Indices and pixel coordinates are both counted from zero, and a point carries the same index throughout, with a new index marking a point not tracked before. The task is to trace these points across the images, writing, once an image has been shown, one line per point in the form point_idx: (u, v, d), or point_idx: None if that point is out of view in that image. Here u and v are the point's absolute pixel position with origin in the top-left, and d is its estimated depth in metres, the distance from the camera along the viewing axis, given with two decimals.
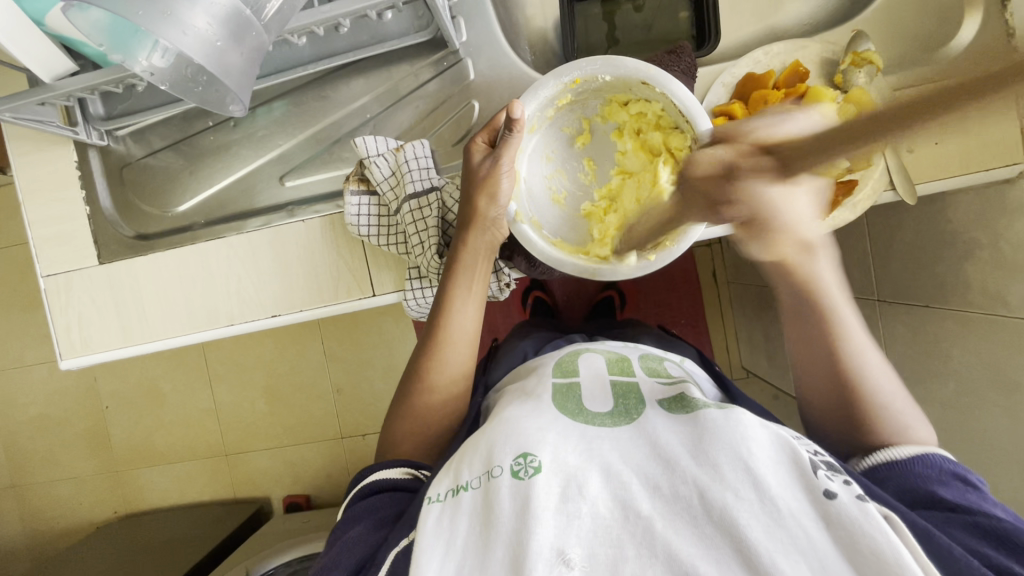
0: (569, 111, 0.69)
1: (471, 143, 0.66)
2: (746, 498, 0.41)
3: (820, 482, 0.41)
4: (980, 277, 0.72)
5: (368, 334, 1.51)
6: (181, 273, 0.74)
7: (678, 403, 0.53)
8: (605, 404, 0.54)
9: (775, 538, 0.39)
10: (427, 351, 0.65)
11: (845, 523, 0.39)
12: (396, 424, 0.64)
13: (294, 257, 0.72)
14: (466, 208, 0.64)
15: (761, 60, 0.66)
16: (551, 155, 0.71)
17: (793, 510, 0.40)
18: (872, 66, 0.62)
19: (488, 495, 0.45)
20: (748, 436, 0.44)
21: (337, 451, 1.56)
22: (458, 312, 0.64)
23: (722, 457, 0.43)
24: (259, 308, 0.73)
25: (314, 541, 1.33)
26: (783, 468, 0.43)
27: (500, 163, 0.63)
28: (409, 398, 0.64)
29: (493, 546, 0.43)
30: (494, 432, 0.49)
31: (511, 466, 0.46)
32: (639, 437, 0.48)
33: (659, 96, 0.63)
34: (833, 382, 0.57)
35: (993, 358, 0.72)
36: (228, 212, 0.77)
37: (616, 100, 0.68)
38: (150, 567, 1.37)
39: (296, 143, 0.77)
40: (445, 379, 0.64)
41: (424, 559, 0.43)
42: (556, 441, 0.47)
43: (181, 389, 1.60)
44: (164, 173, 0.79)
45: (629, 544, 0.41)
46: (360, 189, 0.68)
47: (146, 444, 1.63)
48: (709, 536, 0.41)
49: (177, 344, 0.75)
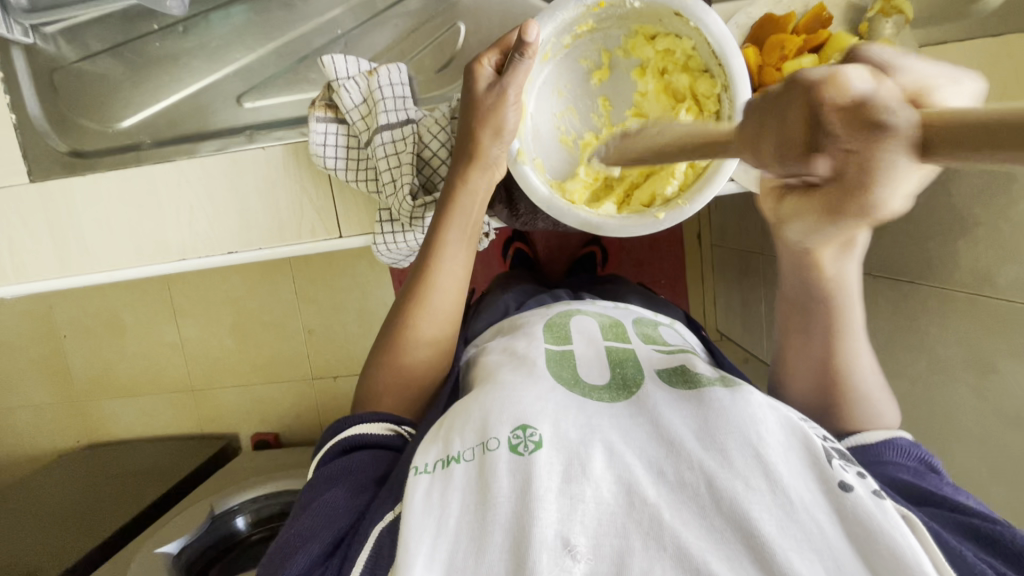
0: (591, 40, 0.62)
1: (475, 62, 0.58)
2: (758, 488, 0.42)
3: (835, 473, 0.43)
4: (971, 256, 0.70)
5: (340, 276, 1.45)
6: (125, 197, 0.66)
7: (680, 377, 0.55)
8: (601, 376, 0.56)
9: (789, 533, 0.40)
10: (413, 299, 0.60)
11: (860, 519, 0.40)
12: (377, 373, 0.60)
13: (252, 189, 0.65)
14: (465, 142, 0.58)
15: (781, 0, 0.59)
16: (563, 89, 0.64)
17: (805, 503, 0.42)
18: (901, 16, 0.56)
19: (483, 468, 0.46)
20: (755, 419, 0.46)
21: (307, 392, 1.53)
22: (451, 260, 0.59)
23: (730, 442, 0.45)
24: (215, 242, 0.66)
25: (280, 480, 1.32)
26: (795, 457, 0.44)
27: (506, 91, 0.56)
28: (392, 347, 0.60)
29: (491, 532, 0.43)
30: (488, 399, 0.51)
31: (510, 439, 0.47)
32: (638, 413, 0.50)
33: (693, 30, 0.57)
34: (821, 369, 0.56)
35: (971, 338, 0.71)
36: (179, 132, 0.69)
37: (644, 32, 0.61)
38: (112, 498, 1.36)
39: (257, 58, 0.69)
40: (432, 331, 0.60)
41: (415, 538, 0.43)
42: (555, 414, 0.49)
43: (142, 322, 1.53)
44: (105, 82, 0.70)
45: (635, 535, 0.42)
46: (327, 116, 0.61)
47: (107, 377, 1.57)
48: (719, 526, 0.42)
49: (123, 277, 0.69)
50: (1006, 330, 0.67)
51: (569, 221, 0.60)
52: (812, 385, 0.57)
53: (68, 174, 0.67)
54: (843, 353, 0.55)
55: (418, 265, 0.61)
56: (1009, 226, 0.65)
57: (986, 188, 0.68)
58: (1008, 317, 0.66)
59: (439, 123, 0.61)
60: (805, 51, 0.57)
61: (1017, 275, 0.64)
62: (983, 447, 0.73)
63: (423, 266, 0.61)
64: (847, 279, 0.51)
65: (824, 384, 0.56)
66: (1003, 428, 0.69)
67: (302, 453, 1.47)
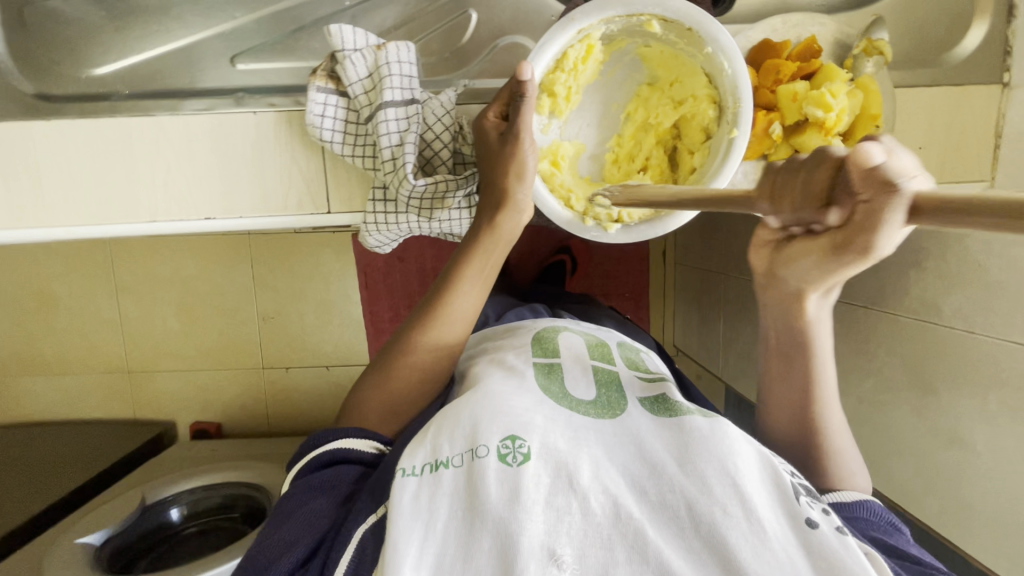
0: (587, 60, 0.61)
1: (481, 117, 0.59)
2: (734, 515, 0.44)
3: (802, 510, 0.45)
4: (920, 285, 0.76)
5: (304, 262, 1.40)
6: (91, 149, 0.62)
7: (662, 407, 0.55)
8: (588, 392, 0.57)
9: (762, 560, 0.42)
10: (423, 327, 0.61)
11: (826, 552, 0.42)
12: (369, 394, 0.60)
13: (239, 155, 0.62)
14: (494, 186, 0.59)
15: (778, 28, 0.63)
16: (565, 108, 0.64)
17: (778, 534, 0.43)
18: (882, 56, 0.61)
19: (472, 474, 0.46)
20: (734, 450, 0.47)
21: (256, 380, 1.46)
22: (466, 296, 0.62)
23: (709, 469, 0.46)
24: (191, 207, 0.63)
25: (223, 470, 1.25)
26: (768, 490, 0.46)
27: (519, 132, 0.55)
28: (394, 364, 0.60)
29: (480, 534, 0.43)
30: (478, 405, 0.50)
31: (499, 449, 0.46)
32: (621, 433, 0.52)
33: (683, 33, 0.57)
34: (800, 417, 0.59)
35: (914, 360, 0.77)
36: (159, 87, 0.65)
37: (631, 43, 0.61)
38: (27, 482, 1.24)
39: (254, 21, 0.66)
40: (434, 356, 0.61)
41: (404, 537, 0.43)
42: (543, 425, 0.49)
43: (78, 294, 1.41)
44: (81, 25, 0.66)
45: (619, 547, 0.43)
46: (328, 87, 0.59)
47: (31, 350, 1.44)
48: (695, 549, 0.44)
49: (82, 235, 0.64)
50: (947, 355, 0.72)
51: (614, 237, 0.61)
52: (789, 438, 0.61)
53: (29, 116, 0.61)
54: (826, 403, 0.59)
55: (431, 294, 0.62)
56: (956, 259, 0.71)
57: (939, 223, 0.73)
58: (950, 343, 0.72)
59: (444, 106, 0.61)
60: (798, 78, 0.61)
61: (960, 305, 0.70)
62: (917, 463, 0.79)
63: (435, 296, 0.62)
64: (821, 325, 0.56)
65: (802, 431, 0.60)
66: (938, 445, 0.75)
67: (247, 445, 1.40)
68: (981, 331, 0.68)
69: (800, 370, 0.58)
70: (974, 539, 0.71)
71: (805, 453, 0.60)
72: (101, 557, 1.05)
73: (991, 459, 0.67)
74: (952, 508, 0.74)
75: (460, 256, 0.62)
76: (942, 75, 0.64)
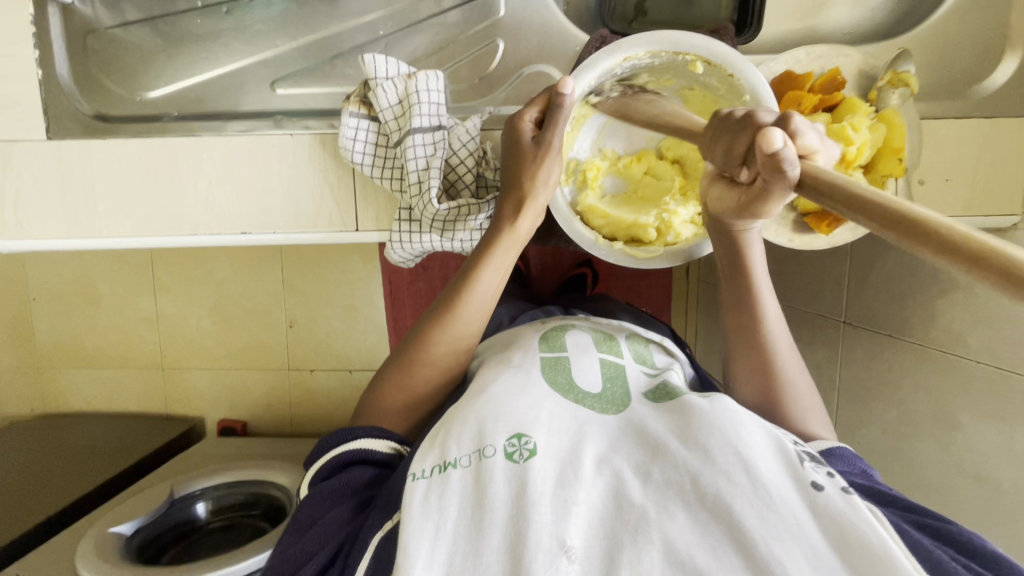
0: (631, 91, 0.64)
1: (516, 116, 0.59)
2: (739, 483, 0.44)
3: (807, 473, 0.44)
4: (947, 317, 0.74)
5: (333, 269, 1.44)
6: (140, 167, 0.66)
7: (663, 394, 0.56)
8: (594, 386, 0.57)
9: (768, 523, 0.41)
10: (441, 326, 0.62)
11: (832, 513, 0.42)
12: (385, 391, 0.62)
13: (275, 174, 0.66)
14: (516, 191, 0.60)
15: (800, 60, 0.64)
16: (602, 132, 0.66)
17: (783, 496, 0.43)
18: (907, 89, 0.61)
19: (480, 473, 0.47)
20: (736, 421, 0.48)
21: (282, 382, 1.51)
22: (483, 291, 0.62)
23: (710, 441, 0.46)
24: (229, 221, 0.67)
25: (245, 467, 1.29)
26: (772, 457, 0.45)
27: (553, 143, 0.57)
28: (412, 364, 0.62)
29: (487, 533, 0.44)
30: (484, 407, 0.51)
31: (505, 447, 0.48)
32: (625, 426, 0.52)
33: (724, 79, 0.59)
34: (754, 355, 0.60)
35: (939, 393, 0.75)
36: (207, 110, 0.69)
37: (676, 83, 0.64)
38: (68, 471, 1.32)
39: (295, 47, 0.70)
40: (454, 355, 0.62)
41: (415, 541, 0.44)
42: (548, 421, 0.50)
43: (122, 293, 1.49)
44: (136, 50, 0.71)
45: (623, 533, 0.43)
46: (360, 112, 0.62)
47: (76, 345, 1.53)
48: (703, 521, 0.43)
49: (129, 245, 0.68)
50: (973, 391, 0.70)
51: (613, 259, 0.62)
52: (751, 376, 0.60)
53: (88, 136, 0.67)
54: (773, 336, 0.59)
55: (448, 292, 0.63)
56: (984, 291, 0.69)
57: None
58: (976, 378, 0.70)
59: (470, 132, 0.63)
60: (819, 109, 0.62)
61: (989, 339, 0.69)
62: (940, 498, 0.76)
63: (453, 292, 0.63)
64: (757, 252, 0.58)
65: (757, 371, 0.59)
66: (962, 481, 0.73)
67: (272, 444, 1.45)
68: (1009, 366, 0.66)
69: (744, 294, 0.59)
70: None
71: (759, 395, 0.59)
72: (132, 547, 1.11)
73: None
74: None
75: (477, 256, 0.62)
76: (969, 108, 0.63)
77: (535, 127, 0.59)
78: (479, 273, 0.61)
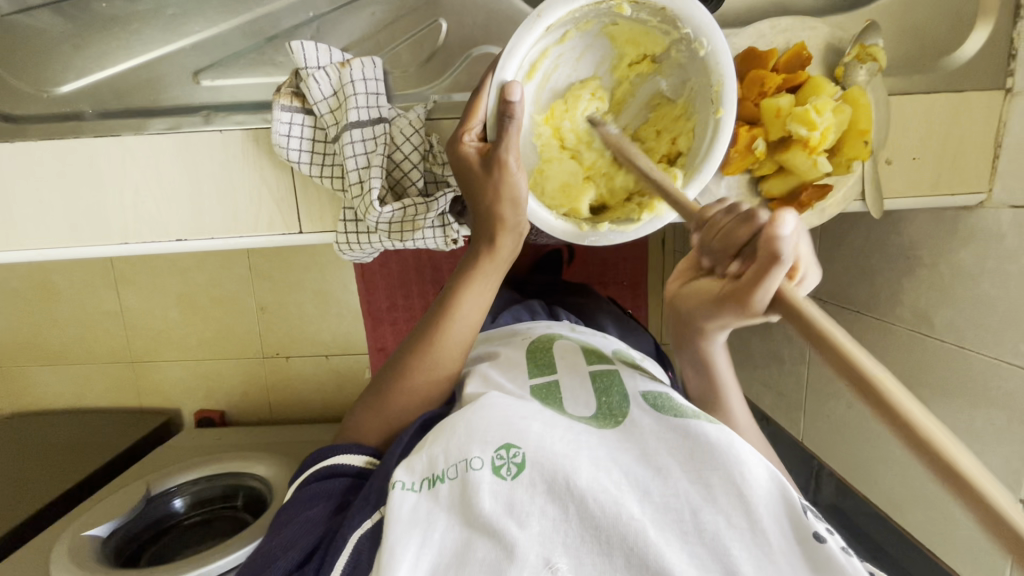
0: (553, 48, 0.55)
1: (457, 141, 0.55)
2: (738, 527, 0.44)
3: (812, 523, 0.44)
4: (913, 295, 0.73)
5: (297, 255, 1.39)
6: (57, 169, 0.60)
7: (666, 395, 0.55)
8: (587, 406, 0.55)
9: (765, 573, 0.42)
10: (421, 353, 0.60)
11: (830, 564, 0.42)
12: (365, 413, 0.61)
13: (207, 175, 0.61)
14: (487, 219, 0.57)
15: (765, 34, 0.60)
16: (538, 96, 0.58)
17: (782, 548, 0.43)
18: (875, 64, 0.58)
19: (465, 486, 0.45)
20: (742, 457, 0.47)
21: (256, 371, 1.48)
22: (465, 316, 0.60)
23: (716, 478, 0.46)
24: (162, 226, 0.62)
25: (222, 461, 1.28)
26: (777, 502, 0.45)
27: (506, 155, 0.53)
28: (389, 390, 0.60)
29: (477, 540, 0.43)
30: (473, 417, 0.49)
31: (494, 460, 0.46)
32: (626, 441, 0.50)
33: (656, 12, 0.53)
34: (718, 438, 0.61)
35: (906, 371, 0.75)
36: (127, 103, 0.63)
37: (597, 24, 0.55)
38: (38, 472, 1.29)
39: (220, 32, 0.64)
40: (435, 379, 0.60)
41: (401, 546, 0.43)
42: (540, 432, 0.48)
43: (77, 289, 1.42)
44: (41, 40, 0.64)
45: (619, 555, 0.43)
46: (293, 105, 0.57)
47: (36, 344, 1.47)
48: (696, 558, 0.43)
49: (57, 256, 0.63)
50: (936, 370, 0.70)
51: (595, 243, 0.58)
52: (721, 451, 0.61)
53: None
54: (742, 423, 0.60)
55: (431, 315, 0.61)
56: (950, 270, 0.68)
57: (935, 234, 0.70)
58: (938, 356, 0.70)
59: (413, 125, 0.59)
60: (784, 90, 0.58)
61: (952, 318, 0.68)
62: (904, 472, 0.78)
63: (434, 317, 0.61)
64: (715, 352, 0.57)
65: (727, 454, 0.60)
66: None
67: (249, 434, 1.43)
68: (971, 346, 0.66)
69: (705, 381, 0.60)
70: (956, 550, 0.71)
71: None
72: (108, 548, 1.09)
73: None
74: (936, 516, 0.73)
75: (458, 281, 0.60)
76: (938, 81, 0.61)
77: (480, 142, 0.55)
78: (463, 302, 0.60)
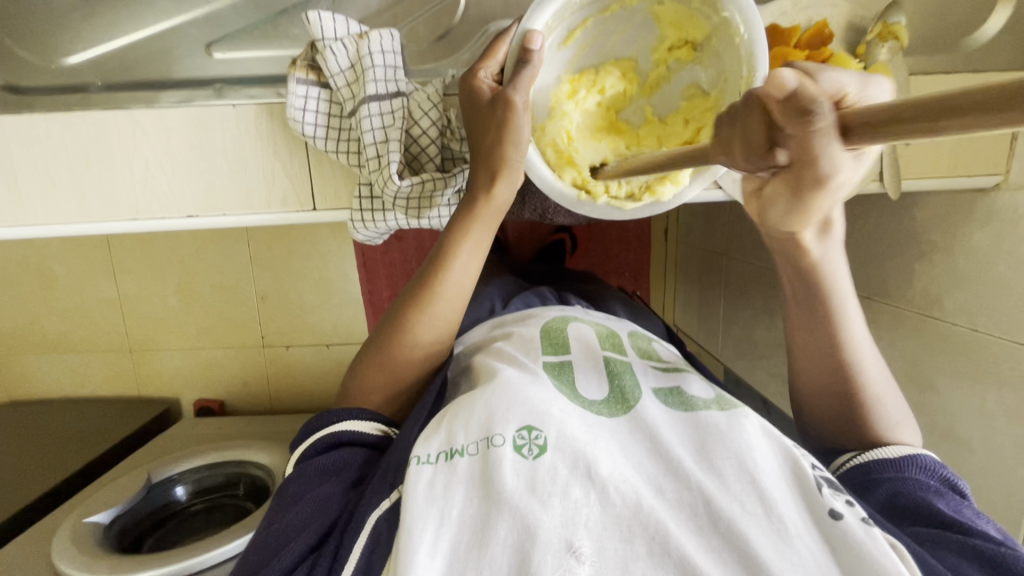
0: (594, 19, 0.56)
1: (472, 74, 0.55)
2: (753, 513, 0.43)
3: (826, 501, 0.44)
4: (925, 279, 0.73)
5: (300, 242, 1.38)
6: (63, 141, 0.59)
7: (677, 397, 0.54)
8: (599, 391, 0.54)
9: (785, 557, 0.40)
10: (417, 307, 0.58)
11: (851, 545, 0.41)
12: (365, 372, 0.59)
13: (219, 150, 0.60)
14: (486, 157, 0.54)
15: (787, 11, 0.60)
16: (569, 66, 0.58)
17: (799, 529, 0.42)
18: (896, 43, 0.58)
19: (487, 462, 0.45)
20: (751, 445, 0.47)
21: (257, 359, 1.47)
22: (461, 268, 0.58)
23: (726, 465, 0.46)
24: (172, 201, 0.61)
25: (224, 449, 1.27)
26: (788, 487, 0.45)
27: (517, 98, 0.52)
28: (385, 347, 0.58)
29: (495, 522, 0.42)
30: (493, 395, 0.49)
31: (515, 439, 0.46)
32: (637, 431, 0.50)
33: None
34: (828, 370, 0.59)
35: (917, 356, 0.75)
36: (136, 76, 0.62)
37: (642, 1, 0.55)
38: (36, 459, 1.27)
39: (232, 5, 0.63)
40: (433, 337, 0.59)
41: (418, 526, 0.42)
42: (560, 416, 0.48)
43: (75, 275, 1.40)
44: (47, 9, 0.63)
45: (640, 541, 0.41)
46: (309, 78, 0.56)
47: (33, 331, 1.45)
48: (714, 547, 0.42)
49: (64, 232, 0.62)
50: (948, 352, 0.71)
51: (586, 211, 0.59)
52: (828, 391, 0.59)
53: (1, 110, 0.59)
54: (856, 348, 0.58)
55: (427, 268, 0.59)
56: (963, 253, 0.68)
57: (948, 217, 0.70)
58: (951, 339, 0.70)
59: (431, 98, 0.58)
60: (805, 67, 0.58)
61: (965, 301, 0.68)
62: None
63: (428, 272, 0.59)
64: (833, 267, 0.55)
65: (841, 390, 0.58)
66: (933, 439, 0.74)
67: (250, 423, 1.42)
68: (984, 328, 0.66)
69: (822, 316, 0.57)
70: None
71: (845, 413, 0.58)
72: (109, 535, 1.07)
73: (986, 456, 0.67)
74: None
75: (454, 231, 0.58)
76: (958, 62, 0.60)
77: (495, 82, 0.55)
78: (458, 253, 0.58)
